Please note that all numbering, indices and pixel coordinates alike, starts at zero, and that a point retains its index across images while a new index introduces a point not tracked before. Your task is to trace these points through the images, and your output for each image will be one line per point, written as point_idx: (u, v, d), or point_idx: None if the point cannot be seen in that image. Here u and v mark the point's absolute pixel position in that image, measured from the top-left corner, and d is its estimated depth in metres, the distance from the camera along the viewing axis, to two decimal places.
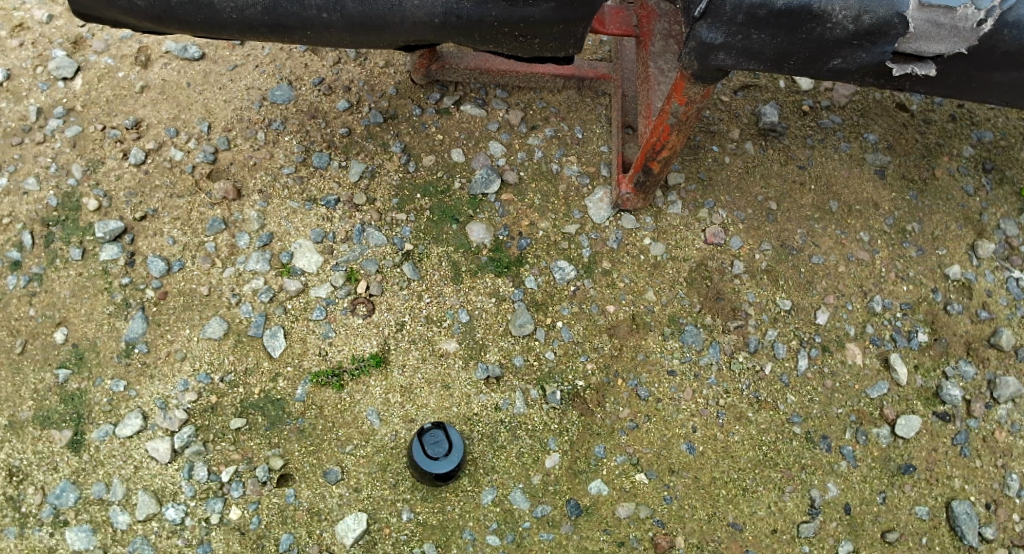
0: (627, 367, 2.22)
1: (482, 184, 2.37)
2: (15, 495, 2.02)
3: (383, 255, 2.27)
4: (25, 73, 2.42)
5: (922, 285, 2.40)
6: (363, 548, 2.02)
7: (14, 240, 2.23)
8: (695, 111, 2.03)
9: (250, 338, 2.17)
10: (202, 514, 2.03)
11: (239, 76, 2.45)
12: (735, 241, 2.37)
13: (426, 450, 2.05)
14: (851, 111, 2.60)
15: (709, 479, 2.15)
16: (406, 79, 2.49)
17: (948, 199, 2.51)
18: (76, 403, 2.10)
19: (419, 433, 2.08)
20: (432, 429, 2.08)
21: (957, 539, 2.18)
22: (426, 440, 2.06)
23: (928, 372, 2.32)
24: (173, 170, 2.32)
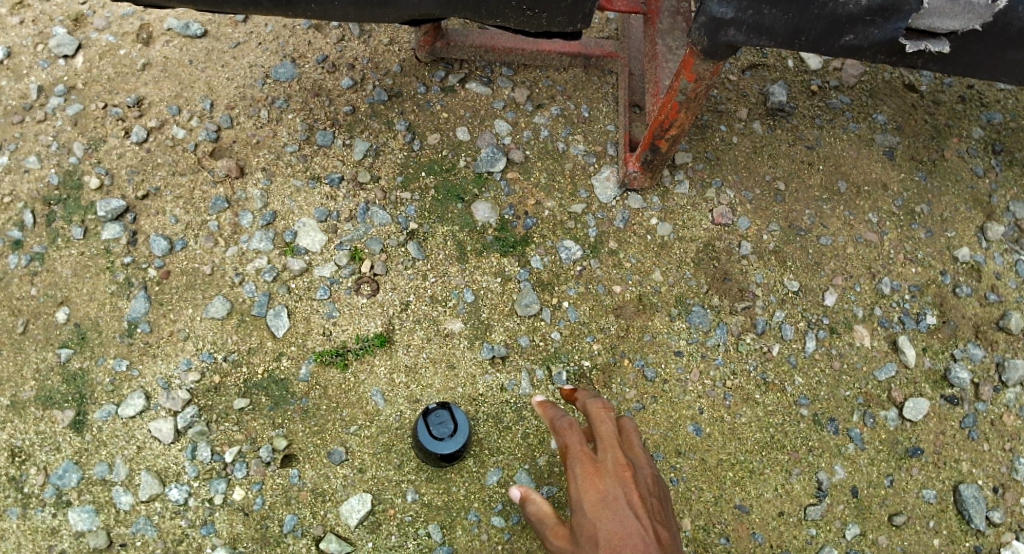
0: (634, 347, 2.21)
1: (487, 163, 2.35)
2: (17, 476, 2.01)
3: (388, 234, 2.25)
4: (25, 51, 2.39)
5: (930, 268, 2.38)
6: (368, 529, 2.03)
7: (15, 219, 2.21)
8: (705, 88, 2.00)
9: (253, 317, 2.16)
10: (205, 494, 2.02)
11: (241, 54, 2.42)
12: (743, 222, 2.35)
13: (430, 433, 2.03)
14: (860, 91, 2.56)
15: (716, 461, 2.14)
16: (410, 57, 2.45)
17: (957, 181, 2.48)
18: (79, 383, 2.08)
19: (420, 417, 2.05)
20: (433, 410, 2.05)
21: (964, 523, 2.18)
22: (429, 423, 2.04)
23: (936, 354, 2.30)
24: (175, 148, 2.29)
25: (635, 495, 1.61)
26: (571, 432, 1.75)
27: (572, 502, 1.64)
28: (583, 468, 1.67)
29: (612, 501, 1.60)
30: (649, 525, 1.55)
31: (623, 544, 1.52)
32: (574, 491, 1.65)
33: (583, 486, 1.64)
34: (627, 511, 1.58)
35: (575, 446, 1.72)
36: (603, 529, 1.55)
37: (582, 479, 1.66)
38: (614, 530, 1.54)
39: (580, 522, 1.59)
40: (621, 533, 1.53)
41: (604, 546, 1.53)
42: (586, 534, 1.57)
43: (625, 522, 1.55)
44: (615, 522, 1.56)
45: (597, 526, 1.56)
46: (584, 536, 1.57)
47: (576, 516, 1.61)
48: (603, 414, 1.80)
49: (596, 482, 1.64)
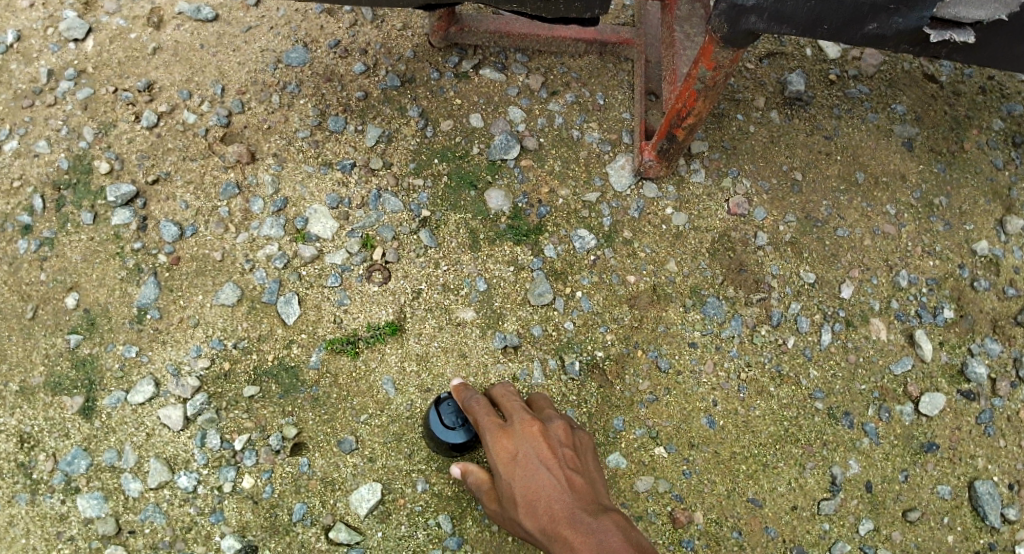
0: (647, 338, 2.18)
1: (501, 150, 2.32)
2: (26, 462, 2.01)
3: (400, 222, 2.23)
4: (36, 35, 2.34)
5: (949, 261, 2.35)
6: (378, 519, 2.04)
7: (25, 204, 2.18)
8: (723, 77, 1.96)
9: (264, 305, 2.14)
10: (214, 482, 2.03)
11: (253, 38, 2.38)
12: (759, 212, 2.32)
13: (443, 423, 2.01)
14: (880, 81, 2.51)
15: (729, 454, 2.13)
16: (423, 43, 2.41)
17: (976, 173, 2.45)
18: (88, 369, 2.07)
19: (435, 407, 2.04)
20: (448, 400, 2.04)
21: (978, 519, 2.17)
22: (441, 413, 2.02)
23: (953, 348, 2.27)
24: (186, 133, 2.27)
25: (544, 452, 1.82)
26: (480, 408, 1.93)
27: (493, 468, 1.85)
28: (494, 434, 1.87)
29: (524, 460, 1.81)
30: (560, 476, 1.77)
31: (538, 497, 1.75)
32: (493, 458, 1.85)
33: (498, 452, 1.84)
34: (538, 468, 1.79)
35: (484, 419, 1.91)
36: (519, 487, 1.78)
37: (495, 445, 1.86)
38: (528, 487, 1.77)
39: (503, 484, 1.81)
40: (534, 487, 1.76)
41: (524, 501, 1.76)
42: (510, 494, 1.80)
43: (537, 477, 1.77)
44: (527, 479, 1.78)
45: (514, 484, 1.79)
46: (507, 495, 1.81)
47: (500, 480, 1.83)
48: (510, 389, 2.00)
49: (508, 446, 1.84)
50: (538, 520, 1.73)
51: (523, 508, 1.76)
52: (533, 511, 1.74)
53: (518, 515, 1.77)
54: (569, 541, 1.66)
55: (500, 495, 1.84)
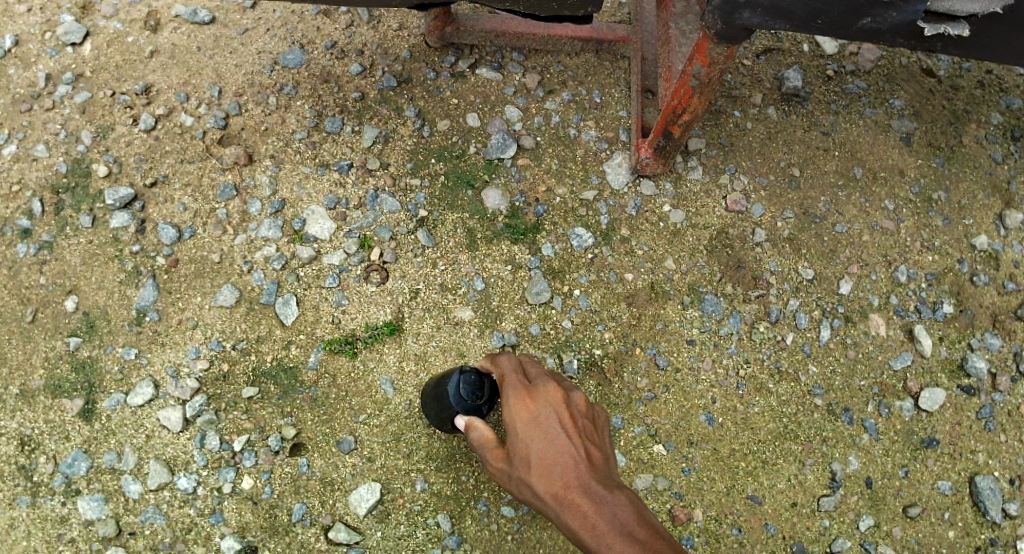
0: (645, 336, 2.19)
1: (497, 149, 2.32)
2: (26, 465, 2.02)
3: (397, 222, 2.23)
4: (33, 39, 2.34)
5: (947, 256, 2.34)
6: (377, 519, 2.04)
7: (24, 208, 2.19)
8: (718, 73, 1.96)
9: (262, 306, 2.14)
10: (214, 483, 2.03)
11: (250, 40, 2.38)
12: (757, 209, 2.32)
13: (463, 406, 1.83)
14: (877, 76, 2.51)
15: (728, 451, 2.13)
16: (420, 43, 2.41)
17: (975, 167, 2.44)
18: (87, 372, 2.08)
19: (455, 383, 1.83)
20: (472, 377, 1.83)
21: (980, 515, 2.17)
22: (463, 395, 1.82)
23: (953, 343, 2.27)
24: (184, 136, 2.27)
25: (567, 416, 1.66)
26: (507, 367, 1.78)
27: (505, 424, 1.69)
28: (516, 391, 1.72)
29: (548, 423, 1.65)
30: (581, 444, 1.63)
31: (557, 462, 1.60)
32: (510, 416, 1.68)
33: (519, 409, 1.68)
34: (561, 432, 1.64)
35: (510, 376, 1.76)
36: (536, 449, 1.62)
37: (515, 401, 1.70)
38: (548, 450, 1.61)
39: (517, 443, 1.65)
40: (549, 451, 1.61)
41: (540, 463, 1.61)
42: (522, 454, 1.64)
43: (559, 442, 1.62)
44: (549, 442, 1.62)
45: (530, 446, 1.63)
46: (516, 455, 1.65)
47: (513, 437, 1.66)
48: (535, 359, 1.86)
49: (530, 404, 1.67)
50: (552, 486, 1.59)
51: (536, 470, 1.61)
52: (548, 475, 1.59)
53: (527, 477, 1.62)
54: (586, 513, 1.54)
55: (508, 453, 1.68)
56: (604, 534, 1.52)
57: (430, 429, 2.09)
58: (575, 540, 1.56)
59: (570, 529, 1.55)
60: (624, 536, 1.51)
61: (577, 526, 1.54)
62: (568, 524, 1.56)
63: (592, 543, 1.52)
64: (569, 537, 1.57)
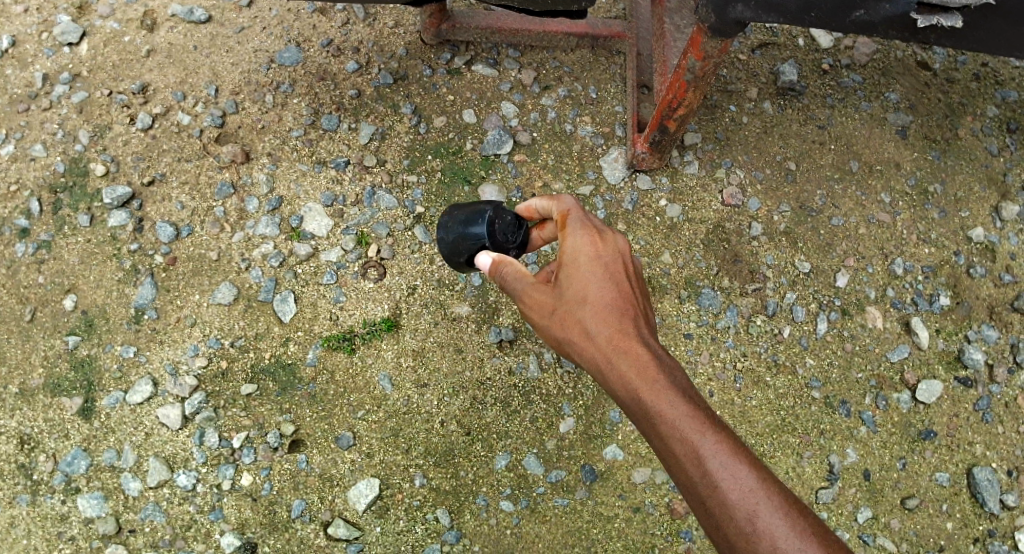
0: None
1: (494, 145, 2.32)
2: (26, 464, 2.03)
3: (394, 218, 2.24)
4: (30, 40, 2.34)
5: (944, 248, 2.35)
6: (376, 514, 2.05)
7: (22, 207, 2.19)
8: (712, 66, 1.97)
9: (260, 303, 2.15)
10: (213, 480, 2.04)
11: (246, 39, 2.38)
12: (753, 203, 2.32)
13: (493, 241, 1.73)
14: (872, 70, 2.51)
15: None
16: (416, 40, 2.42)
17: (971, 160, 2.44)
18: (86, 370, 2.08)
19: (492, 215, 1.74)
20: (509, 219, 1.76)
21: (978, 506, 2.17)
22: (497, 229, 1.74)
23: (950, 336, 2.27)
24: (181, 135, 2.27)
25: (631, 271, 1.56)
26: (570, 202, 1.62)
27: (564, 257, 1.56)
28: (585, 224, 1.58)
29: (612, 266, 1.54)
30: (640, 303, 1.53)
31: (618, 309, 1.49)
32: (571, 248, 1.56)
33: (584, 244, 1.55)
34: (624, 283, 1.53)
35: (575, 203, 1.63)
36: (598, 287, 1.51)
37: (582, 233, 1.57)
38: (611, 294, 1.50)
39: (574, 274, 1.53)
40: (610, 297, 1.50)
41: (599, 301, 1.50)
42: (579, 288, 1.52)
43: (622, 290, 1.52)
44: (611, 287, 1.52)
45: (591, 282, 1.52)
46: (571, 288, 1.52)
47: (570, 269, 1.54)
48: None
49: (597, 240, 1.56)
50: (608, 327, 1.48)
51: (593, 307, 1.50)
52: (607, 318, 1.48)
53: (579, 313, 1.50)
54: (645, 361, 1.44)
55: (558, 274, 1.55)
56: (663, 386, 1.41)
57: (429, 424, 2.10)
58: (624, 390, 1.43)
59: (624, 377, 1.43)
60: (687, 400, 1.40)
61: (636, 375, 1.42)
62: (621, 369, 1.44)
63: (651, 397, 1.40)
64: (616, 387, 1.44)
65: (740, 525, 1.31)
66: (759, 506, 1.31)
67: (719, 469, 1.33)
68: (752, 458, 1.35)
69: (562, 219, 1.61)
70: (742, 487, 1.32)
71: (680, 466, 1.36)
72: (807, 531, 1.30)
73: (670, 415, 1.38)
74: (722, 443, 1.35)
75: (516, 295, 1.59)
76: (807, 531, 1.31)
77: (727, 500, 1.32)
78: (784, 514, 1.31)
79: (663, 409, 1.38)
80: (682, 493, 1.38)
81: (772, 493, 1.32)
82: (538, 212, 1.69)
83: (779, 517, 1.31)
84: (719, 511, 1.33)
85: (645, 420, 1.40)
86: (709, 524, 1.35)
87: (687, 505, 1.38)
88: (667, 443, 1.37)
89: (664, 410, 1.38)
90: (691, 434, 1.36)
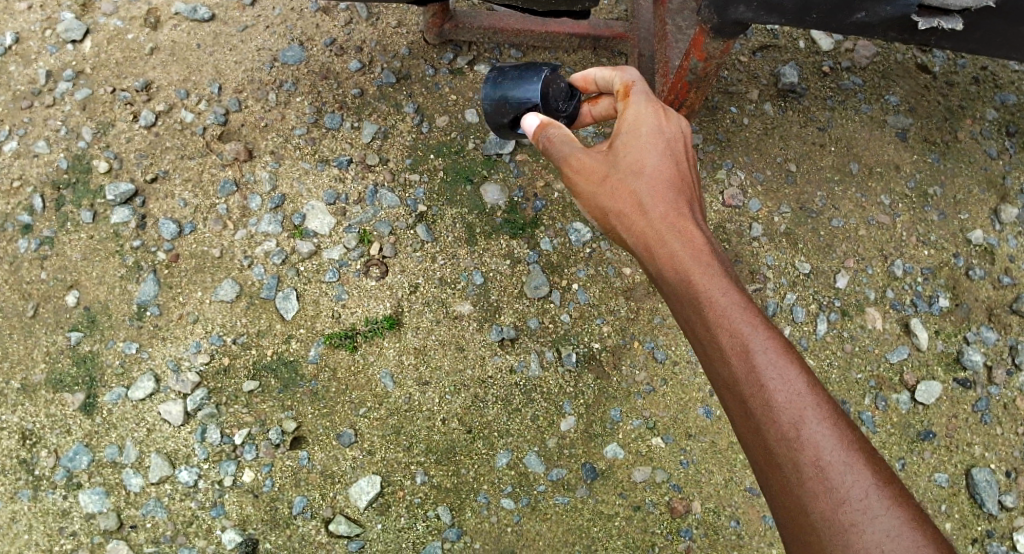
0: (643, 330, 2.21)
1: (496, 144, 2.33)
2: (28, 459, 2.03)
3: (396, 217, 2.25)
4: (33, 37, 2.35)
5: (943, 250, 2.36)
6: (377, 511, 2.06)
7: (25, 204, 2.20)
8: (715, 67, 2.00)
9: (262, 300, 2.16)
10: (215, 476, 2.04)
11: (249, 37, 2.39)
12: (754, 204, 2.33)
13: (543, 103, 1.84)
14: (872, 72, 2.52)
15: (726, 443, 2.16)
16: (418, 40, 2.43)
17: (970, 162, 2.46)
18: (89, 366, 2.09)
19: (548, 78, 1.85)
20: (563, 86, 1.87)
21: (976, 507, 2.18)
22: (551, 94, 1.85)
23: (949, 337, 2.29)
24: (184, 132, 2.28)
25: (687, 154, 1.66)
26: (634, 76, 1.72)
27: (625, 128, 1.65)
28: (651, 104, 1.67)
29: (671, 142, 1.63)
30: (693, 187, 1.62)
31: (674, 188, 1.58)
32: (633, 117, 1.65)
33: (647, 116, 1.65)
34: (679, 161, 1.63)
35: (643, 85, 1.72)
36: (655, 160, 1.60)
37: (649, 110, 1.66)
38: (667, 169, 1.60)
39: (632, 143, 1.62)
40: (665, 174, 1.59)
41: (655, 174, 1.59)
42: (635, 158, 1.61)
43: (677, 168, 1.61)
44: (668, 163, 1.61)
45: (648, 155, 1.61)
46: (629, 158, 1.61)
47: (629, 138, 1.63)
48: None
49: (662, 118, 1.65)
50: (662, 202, 1.56)
51: (648, 180, 1.59)
52: (662, 195, 1.57)
53: (634, 181, 1.59)
54: (695, 240, 1.52)
55: (617, 143, 1.64)
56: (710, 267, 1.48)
57: (430, 422, 2.11)
58: (674, 272, 1.50)
59: (676, 257, 1.51)
60: (737, 291, 1.46)
61: (688, 258, 1.49)
62: (673, 249, 1.52)
63: (702, 282, 1.46)
64: (665, 268, 1.52)
65: (774, 408, 1.37)
66: (804, 412, 1.36)
67: (768, 365, 1.38)
68: (799, 361, 1.40)
69: (624, 89, 1.71)
70: (789, 389, 1.37)
71: (725, 357, 1.42)
72: (849, 442, 1.35)
73: (721, 304, 1.44)
74: (771, 340, 1.40)
75: (561, 158, 1.67)
76: (849, 441, 1.35)
77: (772, 401, 1.37)
78: (828, 421, 1.36)
79: (714, 298, 1.44)
80: (713, 372, 1.45)
81: (819, 401, 1.37)
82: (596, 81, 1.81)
83: (825, 426, 1.35)
84: (762, 412, 1.37)
85: (693, 305, 1.46)
86: (748, 423, 1.39)
87: (724, 398, 1.44)
88: (714, 334, 1.43)
89: (715, 299, 1.45)
90: (741, 327, 1.41)
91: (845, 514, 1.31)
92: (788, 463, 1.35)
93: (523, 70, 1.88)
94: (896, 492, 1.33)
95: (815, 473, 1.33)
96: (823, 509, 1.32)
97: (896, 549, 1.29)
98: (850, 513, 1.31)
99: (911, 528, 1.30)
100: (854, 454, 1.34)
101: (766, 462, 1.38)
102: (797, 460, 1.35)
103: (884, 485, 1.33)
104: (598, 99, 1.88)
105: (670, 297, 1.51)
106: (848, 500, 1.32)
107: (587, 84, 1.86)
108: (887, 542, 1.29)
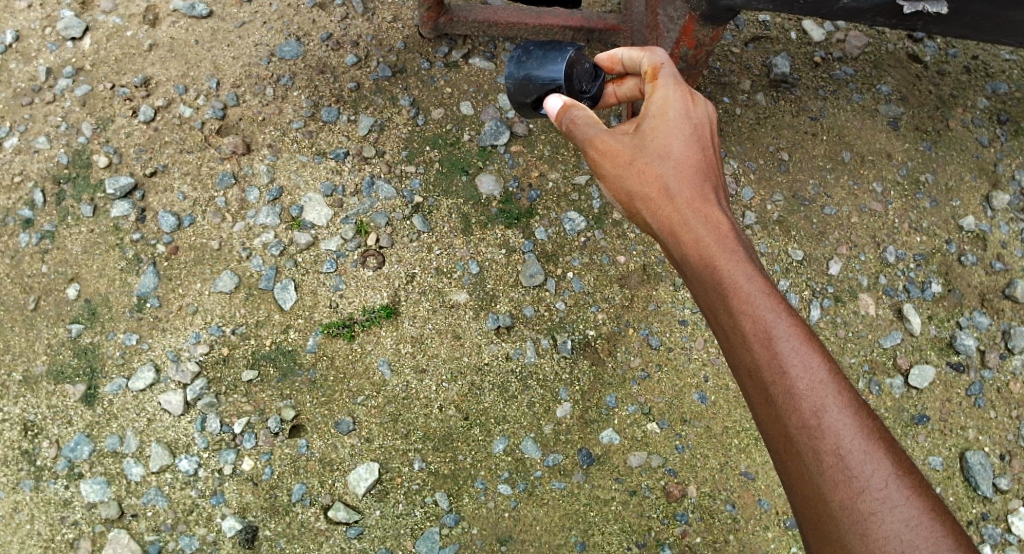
0: (638, 317, 2.23)
1: (491, 136, 2.35)
2: (29, 450, 2.05)
3: (393, 207, 2.27)
4: (34, 34, 2.37)
5: (936, 236, 2.38)
6: (375, 498, 2.08)
7: (26, 199, 2.22)
8: (704, 54, 2.08)
9: (261, 291, 2.18)
10: (215, 465, 2.07)
11: (247, 33, 2.41)
12: (747, 192, 2.35)
13: (567, 85, 1.86)
14: (864, 62, 2.54)
15: (721, 428, 2.18)
16: (414, 34, 2.45)
17: (961, 150, 2.47)
18: (89, 357, 2.11)
19: (573, 59, 1.87)
20: (586, 67, 1.90)
21: (971, 490, 2.20)
22: (576, 74, 1.88)
23: (942, 322, 2.31)
24: (182, 127, 2.30)
25: (712, 138, 1.65)
26: (662, 56, 1.70)
27: (651, 112, 1.64)
28: (680, 86, 1.66)
29: (696, 127, 1.63)
30: (717, 171, 1.62)
31: (699, 173, 1.58)
32: (661, 99, 1.64)
33: (674, 99, 1.64)
34: (705, 146, 1.62)
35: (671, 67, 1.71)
36: (680, 145, 1.60)
37: (676, 93, 1.65)
38: (693, 154, 1.59)
39: (659, 127, 1.62)
40: (690, 159, 1.59)
41: (681, 159, 1.59)
42: (661, 142, 1.60)
43: (703, 153, 1.61)
44: (694, 148, 1.60)
45: (674, 138, 1.61)
46: (655, 142, 1.61)
47: (655, 121, 1.63)
48: None
49: (688, 102, 1.64)
50: (689, 188, 1.57)
51: (674, 163, 1.59)
52: (688, 179, 1.57)
53: (660, 166, 1.59)
54: (721, 227, 1.51)
55: (643, 127, 1.63)
56: (735, 255, 1.47)
57: (428, 409, 2.13)
58: (698, 255, 1.50)
59: (701, 242, 1.50)
60: (761, 276, 1.45)
61: (713, 242, 1.49)
62: (697, 233, 1.51)
63: (727, 270, 1.45)
64: (689, 251, 1.51)
65: (799, 399, 1.36)
66: (825, 400, 1.35)
67: (791, 353, 1.37)
68: (822, 350, 1.39)
69: (652, 71, 1.69)
70: (811, 377, 1.36)
71: (747, 343, 1.41)
72: (870, 432, 1.35)
73: (746, 289, 1.43)
74: (795, 328, 1.39)
75: (587, 139, 1.67)
76: (869, 430, 1.35)
77: (794, 388, 1.36)
78: (849, 411, 1.35)
79: (739, 282, 1.44)
80: (737, 361, 1.44)
81: (841, 390, 1.36)
82: (622, 62, 1.77)
83: (846, 415, 1.34)
84: (783, 400, 1.37)
85: (717, 289, 1.45)
86: (769, 410, 1.39)
87: (745, 384, 1.43)
88: (738, 321, 1.42)
89: (740, 284, 1.44)
90: (765, 314, 1.41)
91: (863, 504, 1.31)
92: (809, 451, 1.35)
93: (546, 50, 1.90)
94: (915, 484, 1.32)
95: (835, 461, 1.33)
96: (841, 496, 1.32)
97: (914, 540, 1.28)
98: (869, 502, 1.31)
99: (930, 520, 1.30)
100: (874, 444, 1.34)
101: (784, 444, 1.38)
102: (817, 448, 1.34)
103: (904, 476, 1.32)
104: (622, 80, 1.86)
105: (693, 281, 1.51)
106: (866, 489, 1.31)
107: (613, 65, 1.80)
108: (903, 532, 1.29)
